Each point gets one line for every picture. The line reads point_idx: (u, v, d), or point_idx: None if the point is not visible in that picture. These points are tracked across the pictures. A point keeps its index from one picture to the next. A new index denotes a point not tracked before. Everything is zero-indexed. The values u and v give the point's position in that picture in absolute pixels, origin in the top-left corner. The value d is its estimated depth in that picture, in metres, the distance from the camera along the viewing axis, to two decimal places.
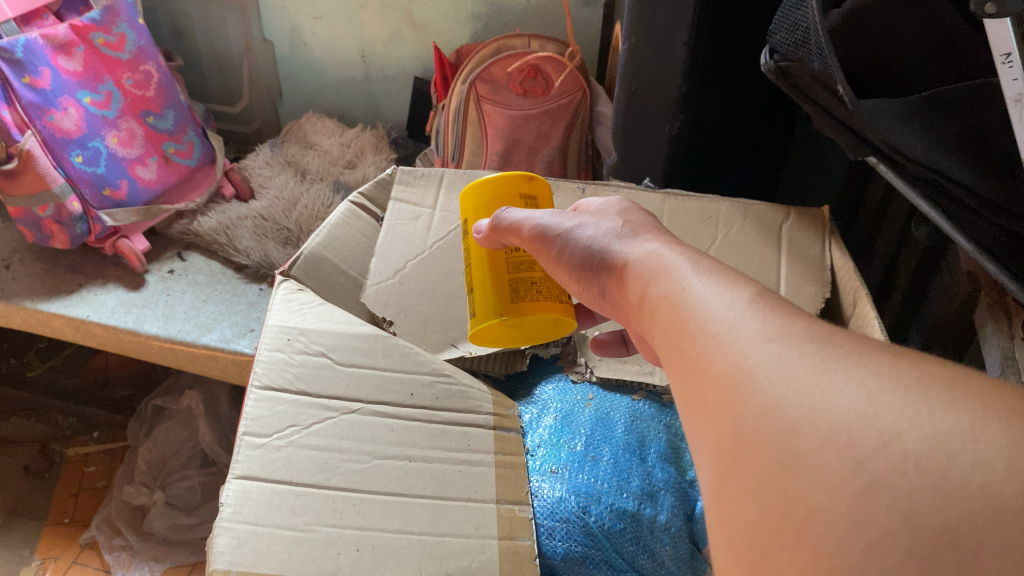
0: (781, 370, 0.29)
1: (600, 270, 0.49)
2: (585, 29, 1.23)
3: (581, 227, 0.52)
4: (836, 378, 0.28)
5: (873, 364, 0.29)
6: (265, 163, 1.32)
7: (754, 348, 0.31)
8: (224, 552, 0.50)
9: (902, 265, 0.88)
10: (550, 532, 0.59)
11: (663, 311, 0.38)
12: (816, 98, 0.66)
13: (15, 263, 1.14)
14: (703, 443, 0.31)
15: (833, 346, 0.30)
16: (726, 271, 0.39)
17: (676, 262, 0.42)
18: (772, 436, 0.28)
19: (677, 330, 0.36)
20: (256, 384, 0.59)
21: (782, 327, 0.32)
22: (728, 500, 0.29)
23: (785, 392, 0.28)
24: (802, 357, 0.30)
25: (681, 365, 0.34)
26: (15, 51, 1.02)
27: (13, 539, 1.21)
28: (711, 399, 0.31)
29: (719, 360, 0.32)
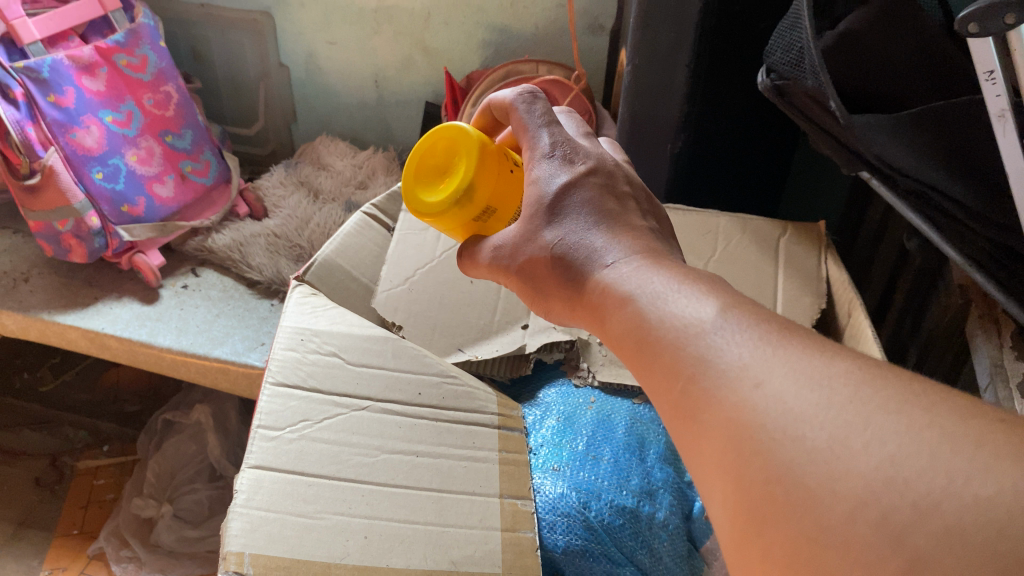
0: (787, 414, 0.30)
1: (552, 298, 0.51)
2: (592, 56, 1.26)
3: (523, 249, 0.51)
4: (824, 403, 0.30)
5: (858, 378, 0.31)
6: (278, 183, 1.36)
7: (746, 397, 0.32)
8: (238, 536, 0.52)
9: (899, 282, 0.90)
10: (551, 526, 0.61)
11: (633, 341, 0.40)
12: (811, 115, 0.69)
13: (34, 276, 1.17)
14: (716, 499, 0.33)
15: (822, 359, 0.32)
16: (688, 291, 0.39)
17: (630, 287, 0.42)
18: (790, 504, 0.29)
19: (652, 365, 0.38)
20: (270, 381, 0.62)
21: (763, 360, 0.33)
22: (755, 564, 0.30)
23: (795, 456, 0.29)
24: (793, 381, 0.31)
25: (667, 403, 0.36)
26: (42, 71, 1.06)
27: (23, 549, 1.22)
28: (715, 449, 0.32)
29: (706, 413, 0.33)
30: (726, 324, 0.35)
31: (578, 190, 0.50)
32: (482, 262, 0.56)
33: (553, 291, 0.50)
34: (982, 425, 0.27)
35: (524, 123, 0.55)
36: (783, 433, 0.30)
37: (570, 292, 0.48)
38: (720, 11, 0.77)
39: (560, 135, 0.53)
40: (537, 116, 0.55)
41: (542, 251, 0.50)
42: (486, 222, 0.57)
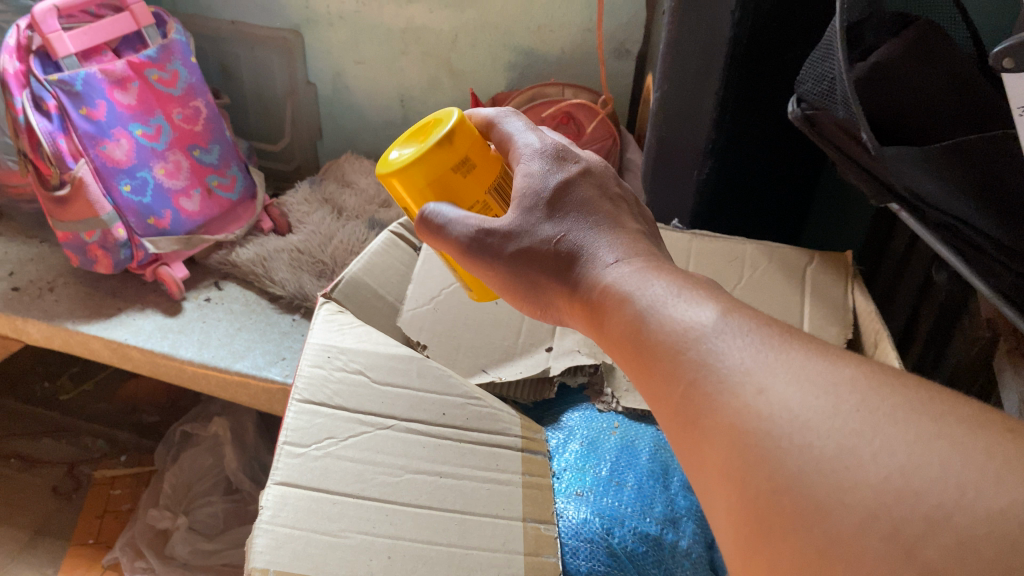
0: (793, 422, 0.31)
1: (546, 293, 0.52)
2: (618, 80, 1.27)
3: (516, 242, 0.52)
4: (832, 412, 0.31)
5: (864, 386, 0.32)
6: (303, 200, 1.37)
7: (749, 403, 0.33)
8: (263, 552, 0.52)
9: (923, 313, 0.90)
10: (574, 551, 0.60)
11: (637, 338, 0.41)
12: (841, 145, 0.69)
13: (59, 286, 1.19)
14: (720, 507, 0.34)
15: (826, 367, 0.33)
16: (687, 296, 0.40)
17: (626, 287, 0.44)
18: (798, 515, 0.30)
19: (652, 369, 0.39)
20: (298, 397, 0.62)
21: (764, 365, 0.34)
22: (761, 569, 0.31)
23: (802, 464, 0.30)
24: (792, 387, 0.33)
25: (668, 409, 0.38)
26: (75, 84, 1.08)
27: (39, 557, 1.23)
28: (720, 457, 0.33)
29: (708, 419, 0.34)
30: (727, 327, 0.37)
31: (573, 183, 0.53)
32: (456, 252, 0.55)
33: (552, 284, 0.51)
34: (997, 439, 0.29)
35: (509, 134, 0.59)
36: (789, 442, 0.31)
37: (572, 285, 0.50)
38: (749, 42, 0.77)
39: (547, 140, 0.57)
40: (519, 127, 0.59)
41: (542, 244, 0.51)
42: (464, 177, 0.56)
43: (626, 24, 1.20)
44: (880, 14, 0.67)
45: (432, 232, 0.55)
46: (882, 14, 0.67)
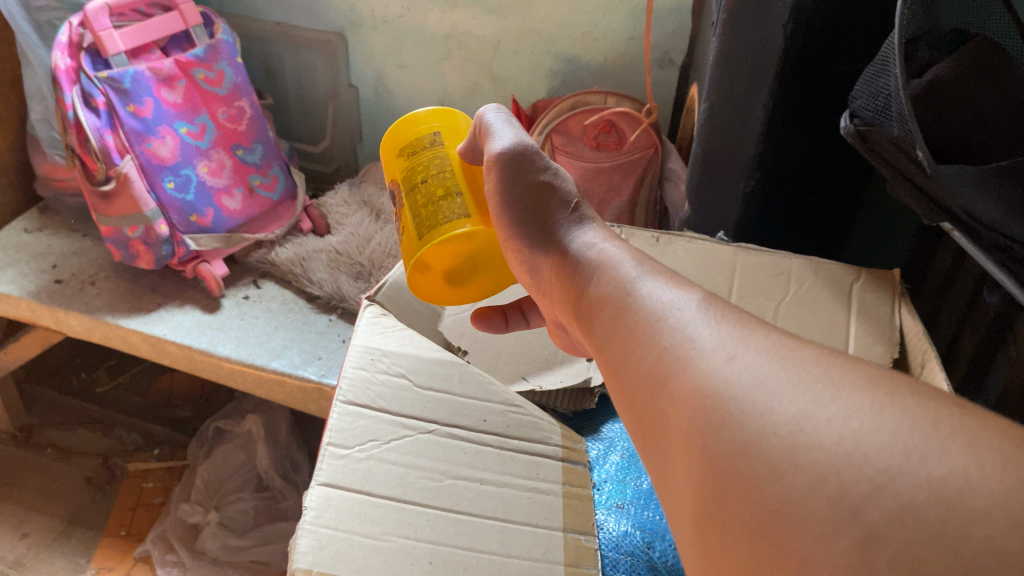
0: (739, 387, 0.34)
1: (543, 253, 0.57)
2: (661, 89, 1.27)
3: (537, 197, 0.60)
4: (792, 381, 0.33)
5: (815, 369, 0.34)
6: (342, 202, 1.37)
7: (718, 365, 0.35)
8: (306, 553, 0.52)
9: (966, 334, 0.88)
10: (614, 564, 0.62)
11: (616, 313, 0.45)
12: (893, 162, 0.67)
13: (100, 280, 1.21)
14: (677, 470, 0.36)
15: (795, 346, 0.36)
16: (665, 278, 0.45)
17: (618, 254, 0.51)
18: (754, 477, 0.32)
19: (627, 342, 0.42)
20: (341, 399, 0.62)
21: (736, 339, 0.37)
22: (714, 538, 0.33)
23: (758, 429, 0.32)
24: (762, 360, 0.35)
25: (635, 376, 0.40)
26: (123, 81, 1.10)
27: (72, 547, 1.25)
28: (680, 421, 0.35)
29: (676, 383, 0.37)
30: (684, 305, 0.41)
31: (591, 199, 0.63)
32: (491, 169, 0.61)
33: (551, 239, 0.57)
34: (953, 417, 0.31)
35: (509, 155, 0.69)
36: (752, 405, 0.33)
37: (571, 241, 0.56)
38: (800, 55, 0.76)
39: None
40: None
41: (561, 209, 0.59)
42: None
43: (671, 33, 1.20)
44: (936, 30, 0.65)
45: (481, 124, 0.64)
46: (938, 31, 0.65)
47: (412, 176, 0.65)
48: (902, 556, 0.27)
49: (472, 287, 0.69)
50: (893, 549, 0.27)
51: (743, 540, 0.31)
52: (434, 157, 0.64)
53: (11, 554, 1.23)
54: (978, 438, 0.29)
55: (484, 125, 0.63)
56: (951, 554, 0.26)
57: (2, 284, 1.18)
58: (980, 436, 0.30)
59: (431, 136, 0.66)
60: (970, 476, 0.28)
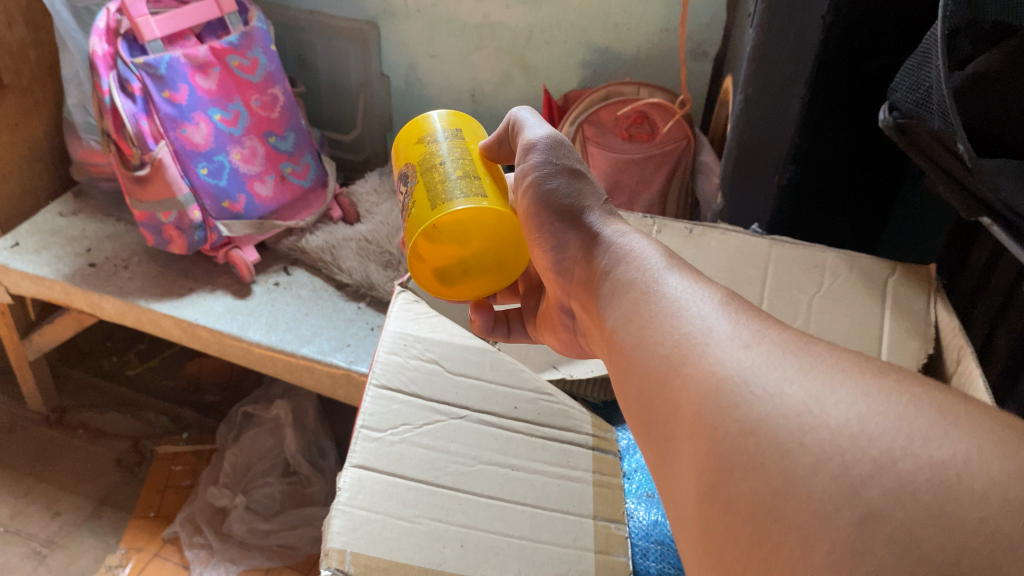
0: (749, 372, 0.36)
1: (573, 236, 0.59)
2: (694, 82, 1.26)
3: (570, 185, 0.61)
4: (801, 368, 0.35)
5: (823, 361, 0.36)
6: (371, 191, 1.38)
7: (733, 353, 0.37)
8: (339, 533, 0.53)
9: (1002, 333, 0.87)
10: (644, 553, 0.63)
11: (637, 301, 0.46)
12: (933, 155, 0.67)
13: (133, 264, 1.22)
14: (685, 452, 0.37)
15: (809, 340, 0.38)
16: (685, 273, 0.46)
17: (643, 244, 0.52)
18: (760, 457, 0.33)
19: (644, 329, 0.44)
20: (375, 382, 0.63)
21: (753, 332, 0.39)
22: (717, 511, 0.34)
23: (767, 412, 0.34)
24: (776, 350, 0.37)
25: (649, 359, 0.42)
26: (159, 67, 1.12)
27: (101, 526, 1.27)
28: (690, 408, 0.37)
29: (691, 367, 0.38)
30: (699, 297, 0.43)
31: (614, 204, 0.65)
32: (526, 157, 0.62)
33: (577, 225, 0.59)
34: (959, 406, 0.32)
35: None
36: (761, 390, 0.35)
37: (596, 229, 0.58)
38: (839, 46, 0.75)
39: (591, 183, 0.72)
40: None
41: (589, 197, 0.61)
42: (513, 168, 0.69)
43: (706, 25, 1.19)
44: (978, 22, 0.62)
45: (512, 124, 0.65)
46: (982, 23, 0.62)
47: (428, 159, 0.63)
48: (899, 533, 0.28)
49: (462, 288, 0.67)
50: (892, 527, 0.28)
51: (747, 517, 0.33)
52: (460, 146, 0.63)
53: (42, 533, 1.25)
54: (980, 426, 0.30)
55: (516, 118, 0.65)
56: (944, 531, 0.27)
57: (36, 266, 1.19)
58: (980, 423, 0.30)
59: (454, 130, 0.65)
60: (971, 460, 0.29)
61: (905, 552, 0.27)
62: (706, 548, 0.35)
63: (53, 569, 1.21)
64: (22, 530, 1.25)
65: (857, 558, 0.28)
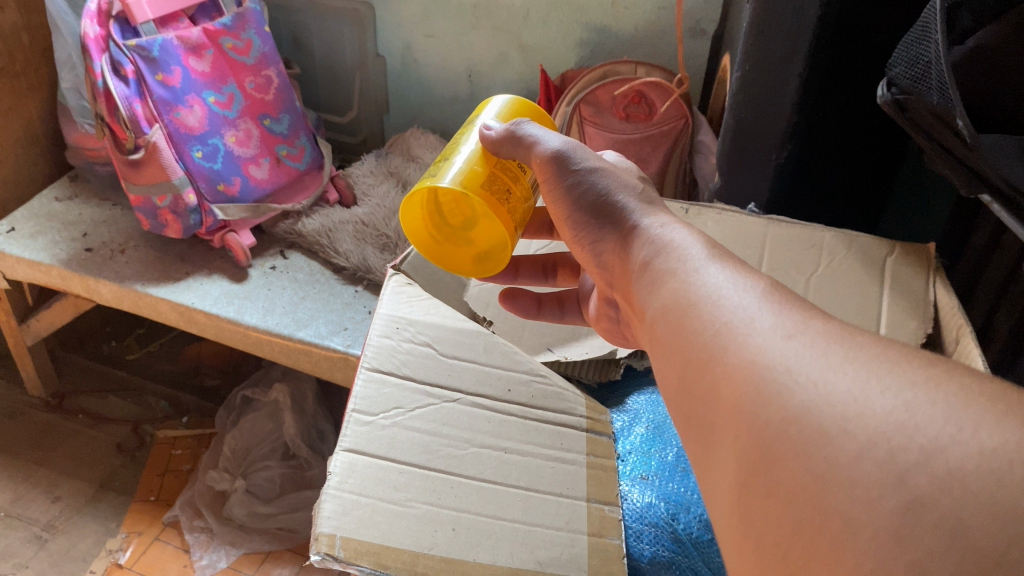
0: (794, 361, 0.34)
1: (607, 230, 0.55)
2: (692, 59, 1.24)
3: (596, 179, 0.57)
4: (847, 357, 0.33)
5: (870, 351, 0.33)
6: (368, 172, 1.37)
7: (777, 343, 0.35)
8: (330, 518, 0.53)
9: (1005, 311, 0.85)
10: (638, 535, 0.63)
11: (671, 289, 0.43)
12: (932, 132, 0.65)
13: (130, 249, 1.22)
14: (726, 444, 0.35)
15: (850, 329, 0.36)
16: (721, 260, 0.43)
17: (682, 236, 0.48)
18: (803, 444, 0.31)
19: (678, 318, 0.41)
20: (366, 365, 0.62)
21: (796, 322, 0.36)
22: (758, 502, 0.33)
23: (812, 399, 0.32)
24: (822, 339, 0.34)
25: (687, 350, 0.39)
26: (152, 50, 1.11)
27: (102, 511, 1.27)
28: (730, 397, 0.35)
29: (731, 356, 0.36)
30: (738, 285, 0.40)
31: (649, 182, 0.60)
32: (543, 171, 0.59)
33: (611, 220, 0.55)
34: (1001, 394, 0.31)
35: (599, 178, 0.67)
36: (805, 377, 0.33)
37: (629, 221, 0.53)
38: (839, 21, 0.74)
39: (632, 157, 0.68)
40: None
41: (619, 186, 0.57)
42: None
43: (703, 2, 1.17)
44: None
45: (512, 136, 0.61)
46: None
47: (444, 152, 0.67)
48: (947, 521, 0.27)
49: (493, 263, 0.66)
50: (940, 515, 0.27)
51: (787, 504, 0.31)
52: (461, 133, 0.66)
53: (43, 517, 1.25)
54: None
55: (517, 131, 0.60)
56: (996, 519, 0.26)
57: (34, 252, 1.19)
58: None
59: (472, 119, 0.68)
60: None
61: (952, 540, 0.27)
62: (746, 537, 0.34)
63: (54, 554, 1.21)
64: (23, 514, 1.25)
65: (902, 546, 0.27)
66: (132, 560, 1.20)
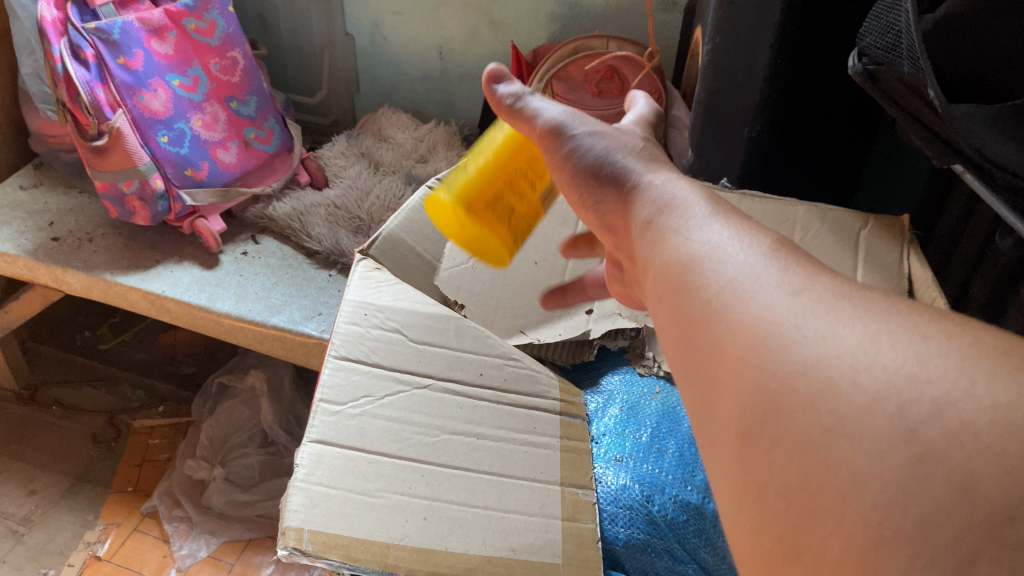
0: (802, 317, 0.31)
1: (604, 191, 0.51)
2: (663, 32, 1.23)
3: (592, 143, 0.53)
4: (856, 312, 0.31)
5: (877, 307, 0.31)
6: (340, 153, 1.35)
7: (782, 296, 0.32)
8: (297, 510, 0.51)
9: (980, 281, 0.85)
10: (613, 518, 0.62)
11: (671, 247, 0.40)
12: (904, 102, 0.64)
13: (98, 237, 1.19)
14: (728, 406, 0.32)
15: (852, 284, 0.33)
16: (724, 216, 0.40)
17: (689, 194, 0.44)
18: (811, 397, 0.29)
19: (677, 277, 0.38)
20: (334, 354, 0.60)
21: (801, 278, 0.33)
22: (762, 465, 0.30)
23: (819, 353, 0.30)
24: (830, 294, 0.32)
25: (686, 310, 0.36)
26: (112, 32, 1.08)
27: (79, 503, 1.25)
28: (730, 354, 0.32)
29: (737, 312, 0.33)
30: (743, 243, 0.37)
31: (656, 146, 0.55)
32: (545, 142, 0.56)
33: (612, 180, 0.51)
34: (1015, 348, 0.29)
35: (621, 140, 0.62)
36: (811, 331, 0.30)
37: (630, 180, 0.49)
38: None
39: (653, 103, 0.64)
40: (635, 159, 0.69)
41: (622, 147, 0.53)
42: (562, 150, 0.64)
43: None
44: None
45: (516, 111, 0.58)
46: None
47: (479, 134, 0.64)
48: (959, 475, 0.25)
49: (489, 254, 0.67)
50: (950, 469, 0.26)
51: (794, 460, 0.29)
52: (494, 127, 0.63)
53: (19, 511, 1.23)
54: None
55: (522, 106, 0.57)
56: (1008, 473, 0.25)
57: None
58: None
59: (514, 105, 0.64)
60: None
61: (962, 493, 0.25)
62: (747, 493, 0.31)
63: (31, 547, 1.19)
64: None
65: (910, 500, 0.26)
66: (110, 552, 1.18)
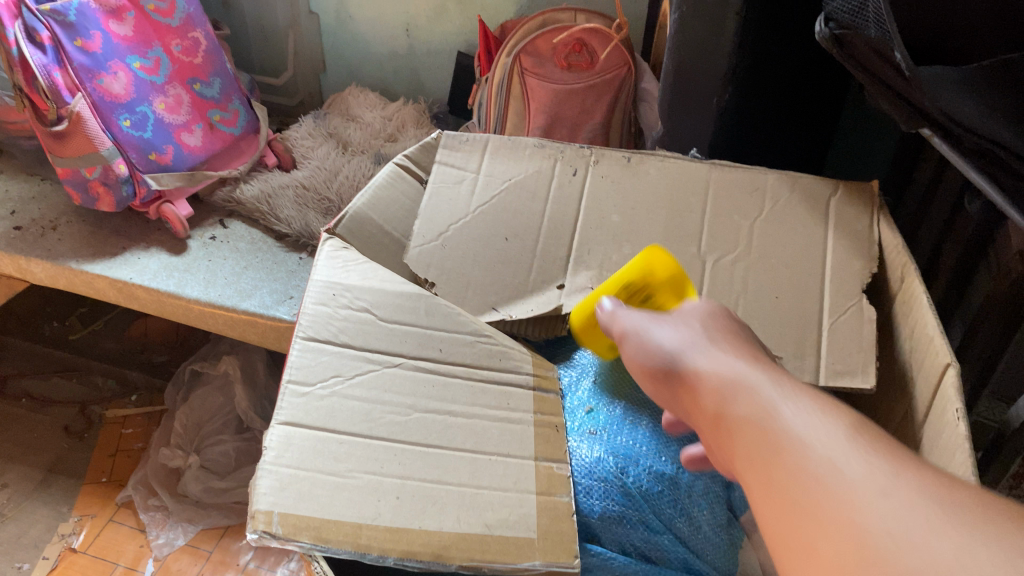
0: (893, 522, 0.29)
1: (673, 387, 0.46)
2: (631, 5, 1.22)
3: (656, 325, 0.51)
4: (948, 514, 0.29)
5: (969, 507, 0.29)
6: (307, 134, 1.34)
7: (871, 501, 0.30)
8: (267, 494, 0.52)
9: (950, 246, 0.85)
10: (588, 490, 0.62)
11: (746, 435, 0.38)
12: (871, 67, 0.63)
13: (62, 225, 1.17)
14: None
15: (938, 477, 0.31)
16: (807, 403, 0.37)
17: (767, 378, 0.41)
18: None
19: (763, 474, 0.35)
20: (301, 336, 0.60)
21: (890, 479, 0.31)
22: None
23: (922, 561, 0.27)
24: (920, 494, 0.30)
25: (773, 511, 0.34)
26: (68, 14, 1.04)
27: (52, 496, 1.23)
28: (820, 560, 0.30)
29: (828, 515, 0.31)
30: (826, 433, 0.35)
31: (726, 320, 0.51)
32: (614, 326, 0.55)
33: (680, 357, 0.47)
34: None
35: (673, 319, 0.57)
36: (903, 539, 0.28)
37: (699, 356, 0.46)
38: None
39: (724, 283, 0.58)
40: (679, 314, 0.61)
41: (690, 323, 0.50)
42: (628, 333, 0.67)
43: None
44: None
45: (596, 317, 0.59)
46: None
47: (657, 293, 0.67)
48: None
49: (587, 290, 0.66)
50: None
51: None
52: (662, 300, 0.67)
53: None
54: None
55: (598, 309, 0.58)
56: None
57: None
58: None
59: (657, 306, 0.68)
60: None
61: None
62: None
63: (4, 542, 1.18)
64: None
65: None
66: (86, 544, 1.17)
